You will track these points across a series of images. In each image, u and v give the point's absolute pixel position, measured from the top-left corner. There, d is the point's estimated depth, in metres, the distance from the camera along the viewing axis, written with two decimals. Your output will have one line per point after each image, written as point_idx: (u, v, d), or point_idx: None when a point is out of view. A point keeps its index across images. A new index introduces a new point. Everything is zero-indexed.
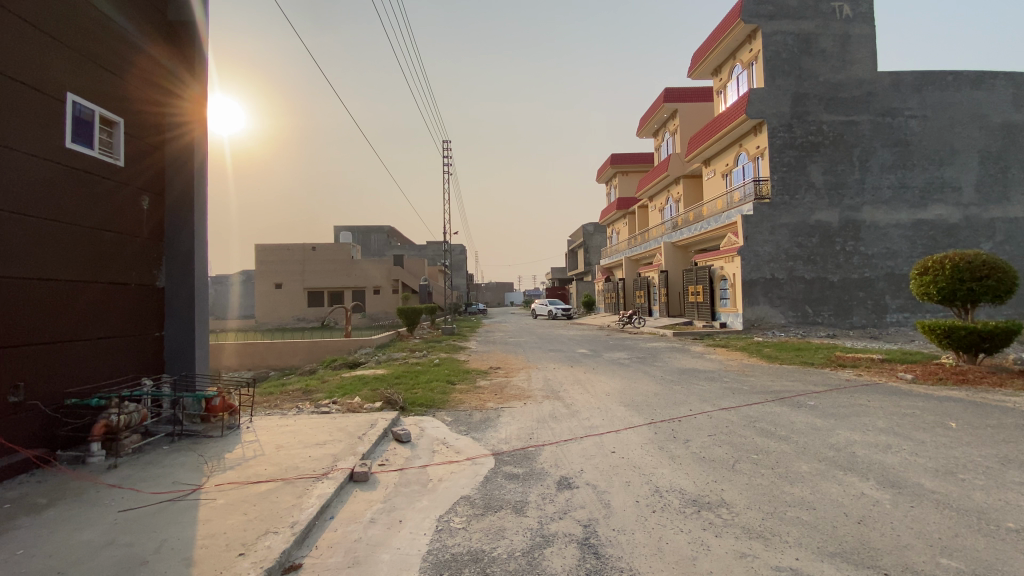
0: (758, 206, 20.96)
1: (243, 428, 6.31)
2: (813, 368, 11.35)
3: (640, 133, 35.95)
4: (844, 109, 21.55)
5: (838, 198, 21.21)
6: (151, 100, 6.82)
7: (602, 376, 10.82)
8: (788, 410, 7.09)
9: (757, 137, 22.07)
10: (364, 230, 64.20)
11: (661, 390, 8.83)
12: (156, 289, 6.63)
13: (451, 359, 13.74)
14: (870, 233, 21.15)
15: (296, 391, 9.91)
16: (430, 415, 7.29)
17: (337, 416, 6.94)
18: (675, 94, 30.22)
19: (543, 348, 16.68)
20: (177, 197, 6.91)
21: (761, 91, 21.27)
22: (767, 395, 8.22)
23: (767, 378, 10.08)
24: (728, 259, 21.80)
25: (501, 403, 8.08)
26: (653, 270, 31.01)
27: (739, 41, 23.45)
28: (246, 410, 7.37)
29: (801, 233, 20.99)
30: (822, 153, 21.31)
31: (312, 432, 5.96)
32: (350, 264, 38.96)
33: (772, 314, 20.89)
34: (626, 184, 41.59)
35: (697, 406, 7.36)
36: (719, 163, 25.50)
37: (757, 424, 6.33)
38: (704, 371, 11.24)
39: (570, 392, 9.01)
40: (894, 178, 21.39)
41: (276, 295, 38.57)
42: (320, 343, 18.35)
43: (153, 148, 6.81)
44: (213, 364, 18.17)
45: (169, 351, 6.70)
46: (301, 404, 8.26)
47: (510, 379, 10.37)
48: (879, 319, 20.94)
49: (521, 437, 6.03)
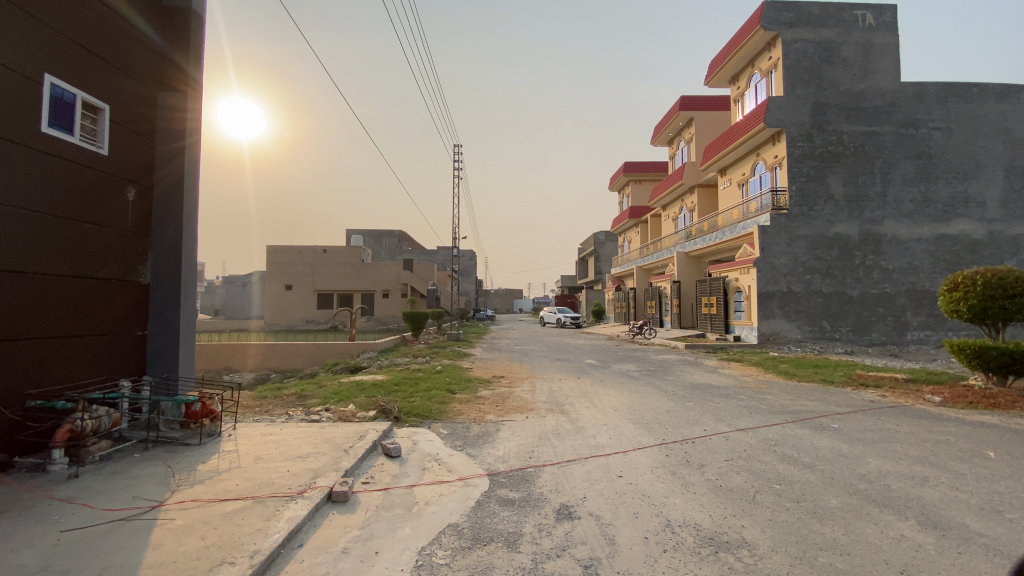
0: (775, 216, 20.36)
1: (224, 436, 5.88)
2: (833, 387, 10.72)
3: (654, 142, 35.53)
4: (866, 120, 20.93)
5: (858, 211, 20.53)
6: (143, 88, 6.47)
7: (608, 389, 10.31)
8: (809, 433, 6.55)
9: (775, 146, 21.51)
10: (375, 234, 64.34)
11: (671, 407, 8.32)
12: (139, 285, 6.27)
13: (455, 367, 13.33)
14: (891, 247, 20.43)
15: (291, 396, 9.54)
16: (425, 426, 6.85)
17: (326, 425, 6.53)
18: (690, 102, 29.81)
19: (549, 357, 16.21)
20: (166, 189, 6.55)
21: (780, 99, 20.74)
22: (785, 415, 7.67)
23: (785, 396, 9.51)
24: (743, 271, 21.20)
25: (502, 415, 7.62)
26: (664, 280, 30.41)
27: (758, 49, 22.96)
28: (233, 416, 6.98)
29: (820, 246, 20.33)
30: (842, 164, 20.68)
31: (296, 443, 5.55)
32: (360, 267, 38.88)
33: (788, 328, 20.21)
34: (639, 193, 41.09)
35: (710, 426, 6.84)
36: (736, 173, 24.93)
37: (777, 448, 5.81)
38: (717, 387, 10.69)
39: (576, 405, 8.52)
40: (916, 191, 20.68)
41: (286, 296, 38.46)
42: (323, 346, 18.04)
43: (144, 137, 6.46)
44: (216, 364, 17.92)
45: (151, 352, 6.34)
46: (292, 410, 7.87)
47: (514, 390, 9.90)
48: (899, 336, 20.16)
49: (519, 455, 5.57)
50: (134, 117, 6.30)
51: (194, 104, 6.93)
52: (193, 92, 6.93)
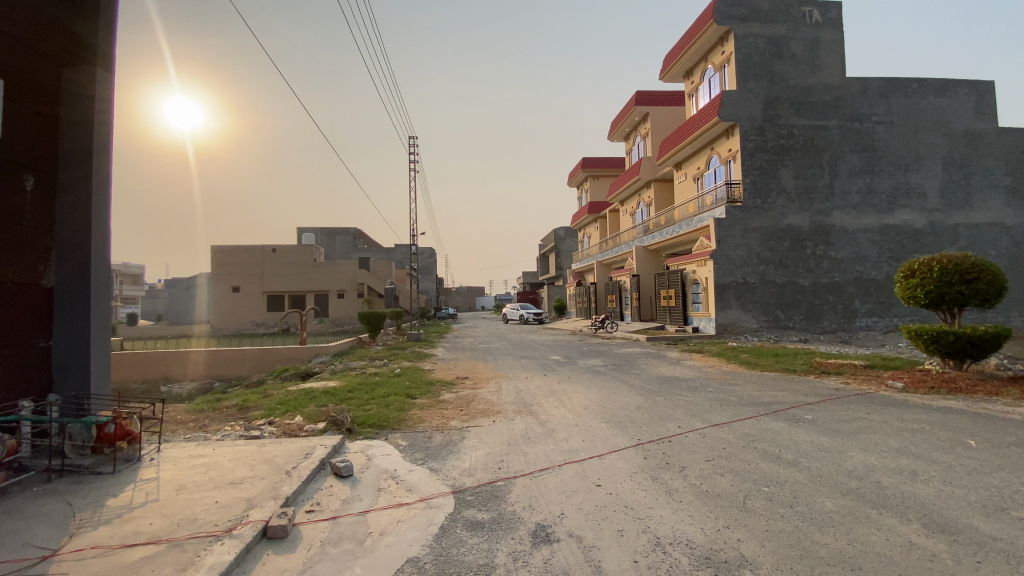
0: (730, 209, 20.64)
1: (145, 461, 5.04)
2: (797, 375, 10.74)
3: (611, 137, 35.76)
4: (814, 114, 21.53)
5: (808, 202, 21.10)
6: (42, 61, 5.23)
7: (577, 386, 9.92)
8: (786, 426, 6.34)
9: (729, 140, 21.79)
10: (329, 232, 62.11)
11: (643, 403, 7.99)
12: (40, 289, 5.24)
13: (414, 368, 12.64)
14: (839, 237, 21.12)
15: (231, 409, 8.64)
16: (381, 438, 6.23)
17: (267, 442, 5.80)
18: (646, 97, 29.99)
19: (514, 355, 15.71)
20: (71, 179, 5.45)
21: (733, 93, 21.01)
22: (758, 407, 7.47)
23: (753, 386, 9.38)
24: (701, 263, 21.41)
25: (466, 421, 7.07)
26: (624, 274, 30.55)
27: (711, 44, 23.20)
28: (157, 436, 6.13)
29: (773, 237, 20.78)
30: (793, 157, 21.20)
31: (229, 466, 4.84)
32: (313, 267, 37.24)
33: (745, 318, 20.57)
34: (597, 188, 41.24)
35: (685, 423, 6.53)
36: (691, 167, 25.17)
37: (756, 445, 5.53)
38: (686, 379, 10.51)
39: (544, 406, 8.06)
40: (862, 183, 21.46)
41: (234, 299, 36.42)
42: (272, 350, 16.93)
43: (41, 120, 5.26)
44: (152, 374, 16.47)
45: (55, 366, 5.33)
46: (229, 426, 7.05)
47: (478, 392, 9.35)
48: (849, 323, 20.89)
49: (486, 466, 5.05)
50: (31, 94, 5.13)
51: (106, 82, 5.76)
52: (105, 69, 5.74)
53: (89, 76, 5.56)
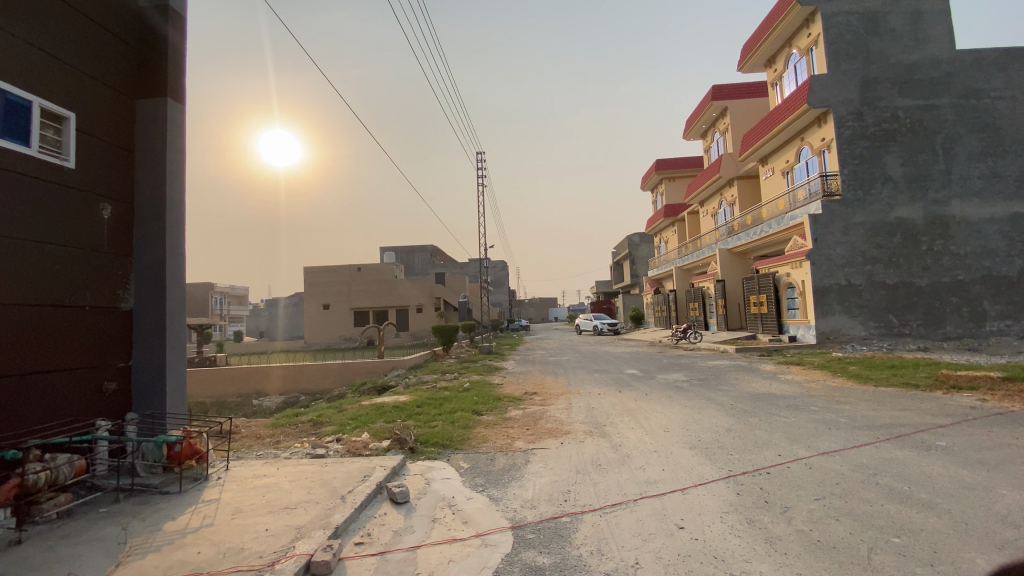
0: (826, 204, 18.62)
1: (210, 480, 5.12)
2: (917, 391, 9.16)
3: (686, 135, 34.07)
4: (922, 92, 18.96)
5: (921, 192, 18.54)
6: (117, 96, 5.78)
7: (655, 404, 9.13)
8: (911, 455, 5.24)
9: (822, 128, 19.75)
10: (408, 250, 64.77)
11: (731, 425, 7.08)
12: (120, 312, 5.61)
13: (483, 383, 12.41)
14: (962, 229, 18.32)
15: (306, 424, 8.80)
16: (444, 458, 5.94)
17: (330, 461, 5.68)
18: (723, 91, 28.23)
19: (587, 369, 15.04)
20: (147, 203, 5.86)
21: (823, 77, 19.06)
22: (874, 432, 6.31)
23: (866, 405, 8.06)
24: (796, 265, 19.46)
25: (533, 442, 6.59)
26: (706, 280, 28.70)
27: (795, 27, 21.31)
28: (230, 453, 6.27)
29: (880, 233, 18.46)
30: (900, 142, 18.79)
31: (287, 488, 4.73)
32: (393, 284, 38.72)
33: (850, 325, 18.36)
34: (673, 190, 39.41)
35: (785, 450, 5.62)
36: (779, 161, 23.17)
37: (878, 479, 4.56)
38: (781, 397, 9.31)
39: (617, 427, 7.39)
40: (987, 166, 18.53)
41: (323, 316, 38.67)
42: (352, 365, 17.49)
43: (118, 149, 5.75)
44: (247, 389, 17.59)
45: (137, 385, 5.66)
46: (301, 442, 7.13)
47: (547, 409, 8.84)
48: (979, 327, 18.00)
49: (551, 498, 4.54)
50: (108, 125, 5.62)
51: (176, 110, 6.17)
52: (175, 98, 6.16)
53: (162, 106, 5.99)
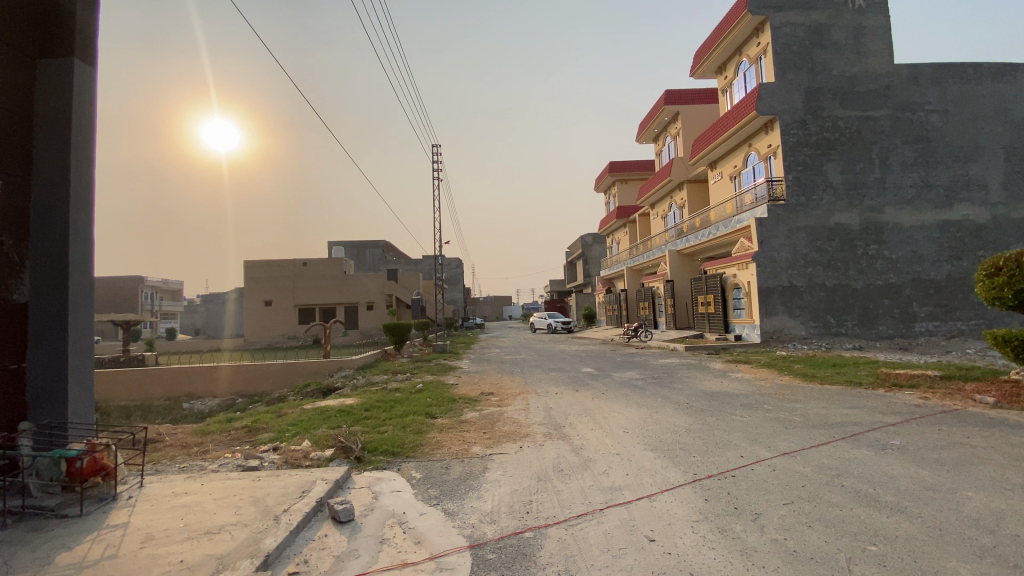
0: (772, 208, 19.32)
1: (121, 500, 4.40)
2: (864, 389, 9.49)
3: (640, 138, 34.68)
4: (861, 104, 20.03)
5: (857, 199, 19.58)
6: (13, 53, 4.89)
7: (613, 404, 8.98)
8: (869, 455, 5.28)
9: (769, 135, 20.48)
10: (358, 246, 62.60)
11: (692, 425, 6.99)
12: (11, 305, 4.73)
13: (437, 383, 11.93)
14: (893, 236, 19.49)
15: (240, 430, 8.04)
16: (393, 468, 5.48)
17: (263, 475, 5.08)
18: (676, 96, 28.87)
19: (543, 368, 14.82)
20: (45, 178, 4.99)
21: (771, 86, 19.76)
22: (830, 430, 6.36)
23: (817, 403, 8.22)
24: (742, 266, 20.08)
25: (491, 447, 6.22)
26: (657, 280, 29.31)
27: (745, 36, 22.02)
28: (145, 468, 5.51)
29: (820, 237, 19.35)
30: (839, 151, 19.76)
31: (211, 508, 4.13)
32: (342, 280, 37.21)
33: (791, 325, 19.14)
34: (626, 192, 40.10)
35: (747, 451, 5.54)
36: (727, 165, 23.92)
37: (843, 481, 4.52)
38: (735, 395, 9.39)
39: (577, 428, 7.15)
40: (917, 176, 19.80)
41: (266, 313, 36.69)
42: (296, 366, 16.46)
43: (13, 115, 4.88)
44: (177, 390, 16.26)
45: (31, 391, 4.78)
46: (232, 452, 6.42)
47: (504, 410, 8.49)
48: (907, 328, 19.21)
49: (511, 511, 4.18)
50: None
51: (86, 74, 5.33)
52: (84, 60, 5.31)
53: (66, 67, 5.12)
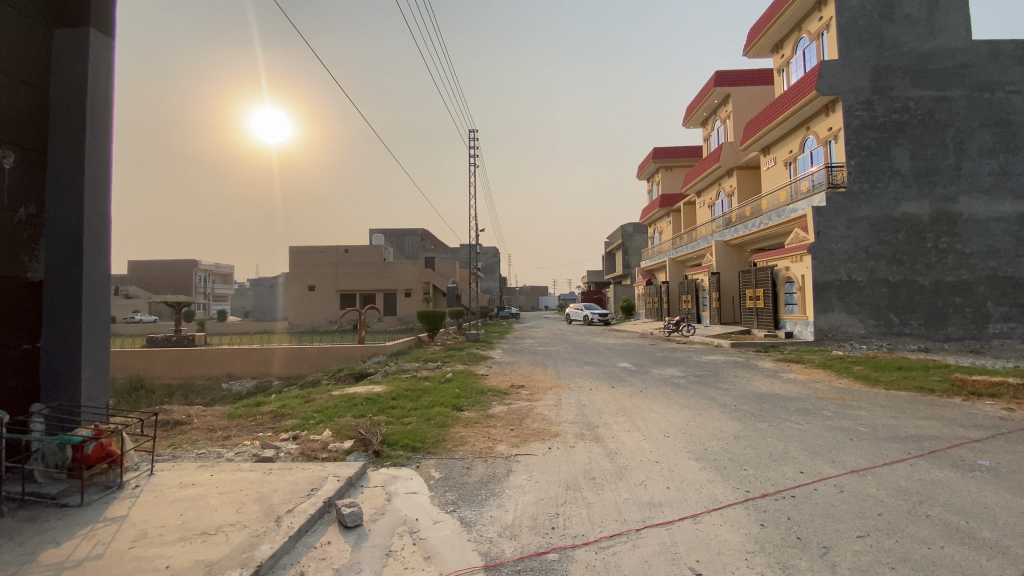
0: (831, 196, 17.89)
1: (127, 488, 4.25)
2: (934, 397, 8.44)
3: (686, 122, 33.21)
4: (935, 83, 18.17)
5: (928, 187, 17.86)
6: (28, 22, 4.71)
7: (651, 403, 8.38)
8: (956, 478, 4.51)
9: (830, 116, 18.95)
10: (398, 234, 63.40)
11: (740, 432, 6.33)
12: (25, 282, 4.60)
13: (467, 373, 11.61)
14: (968, 228, 17.70)
15: (266, 415, 7.93)
16: (414, 465, 5.12)
17: (275, 467, 4.79)
18: (726, 77, 27.32)
19: (577, 361, 14.29)
20: (60, 155, 4.82)
21: (834, 64, 18.21)
22: (900, 445, 5.56)
23: (883, 412, 7.34)
24: (796, 259, 18.78)
25: (517, 446, 5.76)
26: (700, 272, 28.06)
27: (806, 10, 20.39)
28: (163, 455, 5.35)
29: (884, 228, 17.81)
30: (909, 134, 18.06)
31: (213, 505, 3.86)
32: (382, 266, 37.60)
33: (849, 323, 17.79)
34: (670, 180, 38.59)
35: (808, 467, 4.86)
36: (781, 150, 22.41)
37: (928, 511, 3.81)
38: (788, 399, 8.56)
39: (612, 429, 6.61)
40: (997, 163, 17.86)
41: (309, 297, 37.58)
42: (331, 350, 16.57)
43: (26, 85, 4.70)
44: (217, 371, 16.69)
45: (46, 372, 4.67)
46: (253, 439, 6.25)
47: (534, 405, 8.03)
48: (980, 330, 17.50)
49: (535, 525, 3.72)
50: (11, 57, 4.54)
51: (103, 44, 5.12)
52: (101, 30, 5.11)
53: (82, 37, 4.91)
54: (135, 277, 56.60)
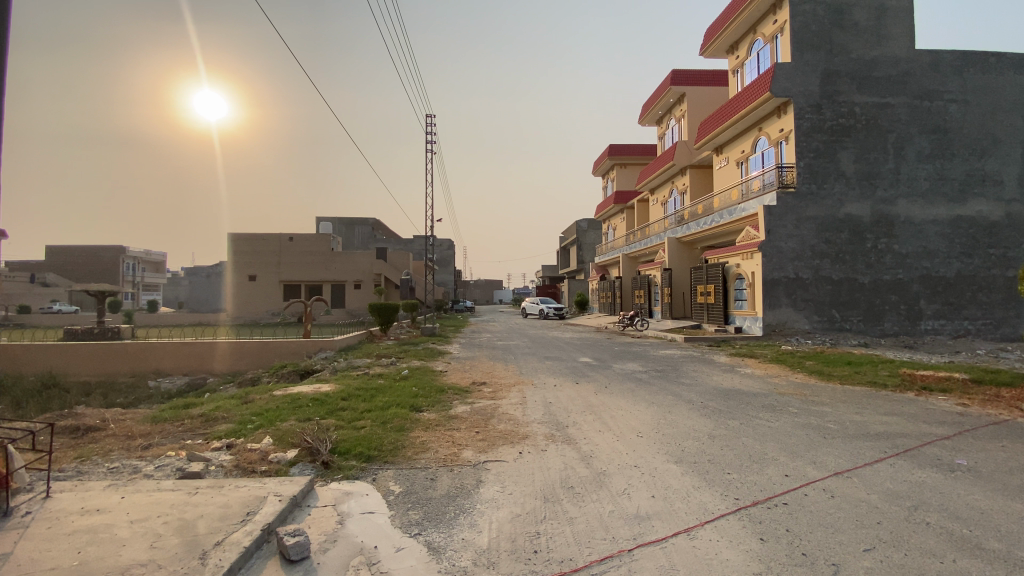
0: (782, 196, 18.41)
1: (14, 516, 3.41)
2: (889, 392, 8.67)
3: (642, 120, 33.61)
4: (879, 90, 19.04)
5: (870, 189, 18.71)
6: None
7: (618, 400, 8.11)
8: (940, 479, 4.41)
9: (781, 118, 19.49)
10: (348, 223, 61.08)
11: (714, 431, 6.11)
12: None
13: (423, 369, 10.99)
14: (905, 229, 18.70)
15: (196, 419, 7.03)
16: (369, 477, 4.52)
17: (204, 485, 4.05)
18: (683, 76, 27.74)
19: (537, 355, 13.95)
20: None
21: (787, 67, 18.71)
22: (876, 443, 5.50)
23: (847, 407, 7.39)
24: (747, 256, 19.23)
25: (485, 452, 5.26)
26: (653, 268, 28.47)
27: (761, 13, 20.83)
28: (61, 474, 4.46)
29: (830, 228, 18.51)
30: (854, 139, 18.84)
31: (119, 540, 3.11)
32: (330, 256, 35.91)
33: (795, 319, 18.42)
34: (625, 177, 39.00)
35: (792, 469, 4.66)
36: (734, 150, 22.94)
37: (926, 517, 3.63)
38: (753, 395, 8.52)
39: (583, 429, 6.23)
40: (932, 168, 18.95)
41: (251, 287, 35.40)
42: (273, 345, 15.43)
43: None
44: (143, 367, 15.17)
45: None
46: (177, 450, 5.40)
47: (498, 404, 7.56)
48: (912, 326, 18.57)
49: (514, 550, 3.24)
50: None
51: None
52: None
53: None
54: (52, 263, 51.55)
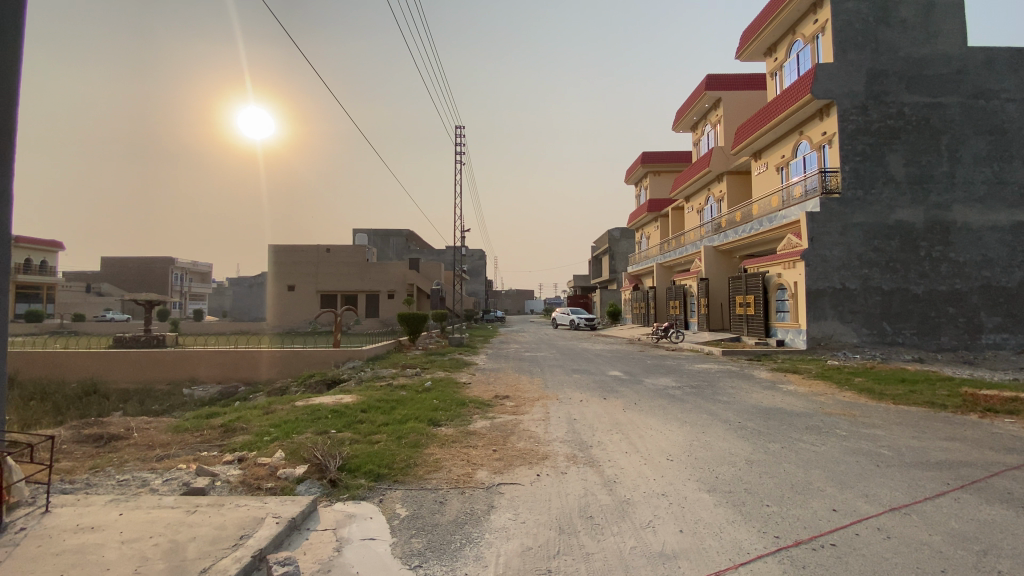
0: (826, 202, 17.48)
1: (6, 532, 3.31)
2: (948, 413, 7.88)
3: (676, 127, 32.87)
4: (929, 90, 17.92)
5: (922, 194, 17.56)
6: None
7: (647, 417, 7.67)
8: (1014, 518, 3.84)
9: (824, 121, 18.57)
10: (383, 234, 62.13)
11: (752, 455, 5.62)
12: None
13: (446, 381, 10.79)
14: (962, 236, 17.41)
15: (216, 430, 7.01)
16: (376, 498, 4.29)
17: (204, 504, 3.90)
18: (718, 81, 26.96)
19: (565, 368, 13.54)
20: None
21: (830, 67, 17.84)
22: (935, 474, 4.91)
23: (899, 431, 6.72)
24: (788, 265, 18.32)
25: (500, 473, 4.95)
26: (689, 278, 27.60)
27: (800, 13, 20.03)
28: (68, 487, 4.40)
29: (878, 235, 17.42)
30: (903, 141, 17.75)
31: (102, 564, 2.95)
32: (364, 267, 36.49)
33: (842, 331, 17.36)
34: (658, 185, 38.20)
35: (840, 503, 4.16)
36: (773, 155, 22.03)
37: (1001, 566, 3.11)
38: (794, 414, 7.90)
39: (607, 450, 5.84)
40: (990, 171, 17.63)
41: (288, 297, 36.32)
42: (303, 354, 15.59)
43: None
44: (178, 375, 15.57)
45: None
46: (190, 462, 5.32)
47: (520, 420, 7.24)
48: (972, 340, 17.20)
49: None
50: None
51: None
52: None
53: None
54: (108, 274, 54.42)
